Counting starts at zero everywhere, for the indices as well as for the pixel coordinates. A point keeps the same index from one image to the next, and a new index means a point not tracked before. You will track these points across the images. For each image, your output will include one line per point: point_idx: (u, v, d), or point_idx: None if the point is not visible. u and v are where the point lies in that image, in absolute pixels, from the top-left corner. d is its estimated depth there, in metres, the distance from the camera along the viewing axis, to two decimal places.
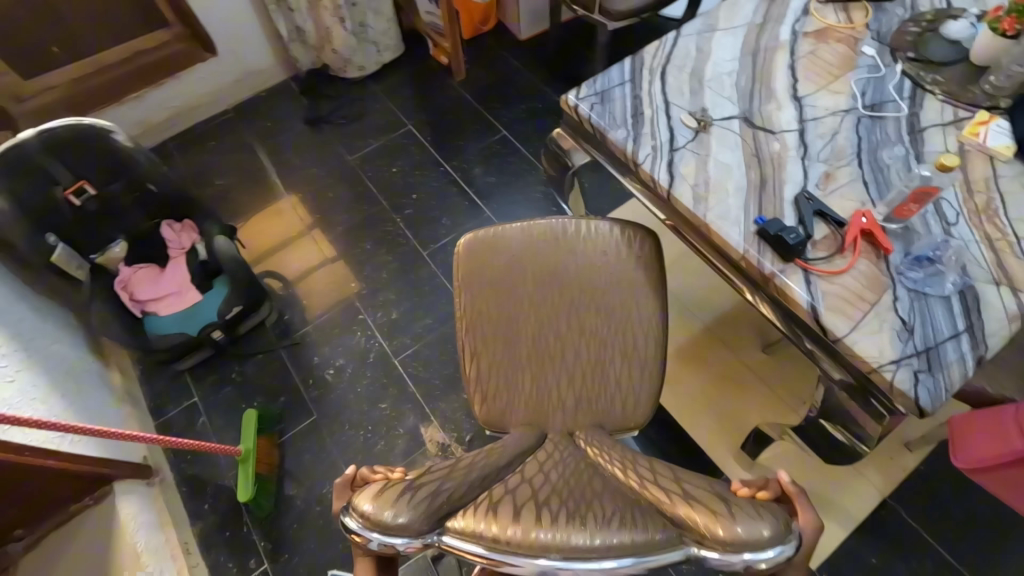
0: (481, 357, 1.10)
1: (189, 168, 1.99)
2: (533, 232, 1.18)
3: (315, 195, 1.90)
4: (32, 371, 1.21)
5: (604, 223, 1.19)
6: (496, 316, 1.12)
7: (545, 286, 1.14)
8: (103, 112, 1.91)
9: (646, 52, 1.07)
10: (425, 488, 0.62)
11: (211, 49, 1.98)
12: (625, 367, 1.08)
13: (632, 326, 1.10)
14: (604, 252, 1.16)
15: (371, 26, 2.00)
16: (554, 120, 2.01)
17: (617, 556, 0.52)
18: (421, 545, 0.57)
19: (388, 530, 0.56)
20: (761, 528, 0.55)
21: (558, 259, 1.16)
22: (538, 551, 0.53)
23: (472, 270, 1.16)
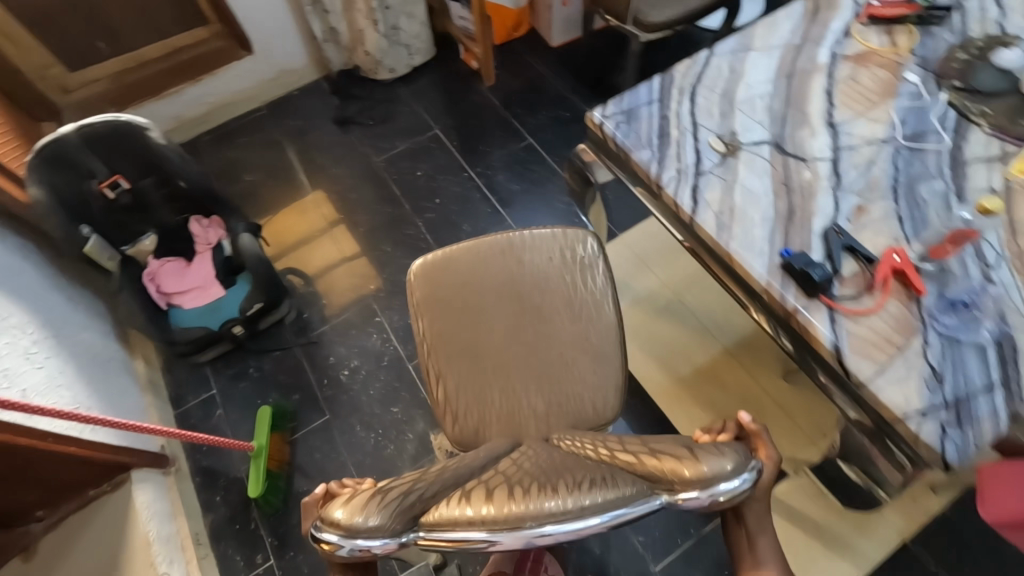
0: (447, 380, 1.18)
1: (220, 163, 2.04)
2: (479, 252, 1.26)
3: (340, 195, 1.92)
4: (59, 358, 1.25)
5: (549, 231, 1.28)
6: (457, 337, 1.20)
7: (498, 301, 1.23)
8: (143, 105, 1.99)
9: (676, 71, 1.05)
10: (395, 494, 0.62)
11: (248, 49, 2.03)
12: (586, 361, 1.18)
13: (585, 319, 1.20)
14: (548, 257, 1.25)
15: (404, 29, 2.01)
16: (582, 130, 1.99)
17: (596, 512, 0.54)
18: (398, 545, 0.57)
19: (364, 534, 0.56)
20: (724, 466, 0.58)
21: (506, 272, 1.25)
22: (517, 523, 0.54)
23: (424, 296, 1.24)
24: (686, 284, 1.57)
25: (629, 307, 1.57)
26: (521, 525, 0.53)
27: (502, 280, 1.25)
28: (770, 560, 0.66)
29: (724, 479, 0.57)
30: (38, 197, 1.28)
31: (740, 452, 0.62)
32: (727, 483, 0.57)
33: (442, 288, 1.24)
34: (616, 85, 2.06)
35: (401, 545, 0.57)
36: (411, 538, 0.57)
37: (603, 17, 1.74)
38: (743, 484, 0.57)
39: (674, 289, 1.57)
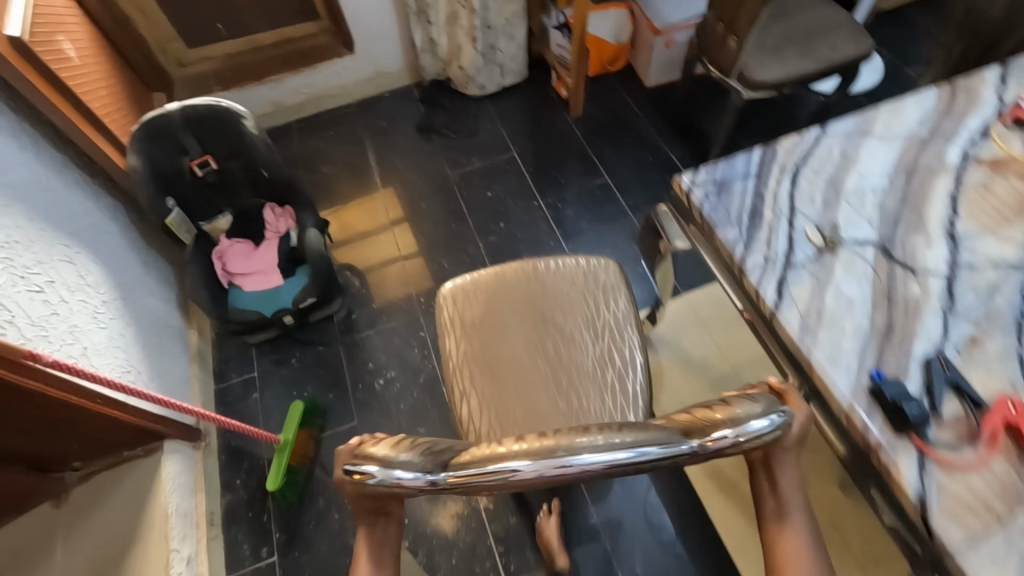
0: (471, 394, 1.30)
1: (304, 151, 2.11)
2: (505, 279, 1.42)
3: (410, 202, 1.94)
4: (122, 319, 1.31)
5: (571, 260, 1.43)
6: (484, 354, 1.35)
7: (521, 322, 1.37)
8: (245, 87, 2.07)
9: (780, 146, 0.97)
10: (425, 443, 0.70)
11: (349, 47, 2.08)
12: (602, 376, 1.30)
13: (602, 339, 1.34)
14: (568, 283, 1.41)
15: (501, 50, 2.02)
16: (662, 176, 1.92)
17: (624, 449, 0.63)
18: (427, 483, 0.63)
19: (399, 465, 0.64)
20: (752, 410, 0.67)
21: (529, 296, 1.40)
22: (548, 453, 0.62)
23: (454, 316, 1.39)
24: (746, 360, 1.47)
25: (679, 372, 1.48)
26: (555, 452, 0.62)
27: (526, 303, 1.39)
28: (798, 510, 0.69)
29: (751, 422, 0.66)
30: (135, 167, 1.35)
31: (770, 395, 0.72)
32: (754, 425, 0.65)
33: (470, 310, 1.39)
34: (706, 136, 1.98)
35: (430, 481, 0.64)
36: (438, 476, 0.64)
37: (705, 66, 1.68)
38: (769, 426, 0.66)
39: (732, 363, 1.47)
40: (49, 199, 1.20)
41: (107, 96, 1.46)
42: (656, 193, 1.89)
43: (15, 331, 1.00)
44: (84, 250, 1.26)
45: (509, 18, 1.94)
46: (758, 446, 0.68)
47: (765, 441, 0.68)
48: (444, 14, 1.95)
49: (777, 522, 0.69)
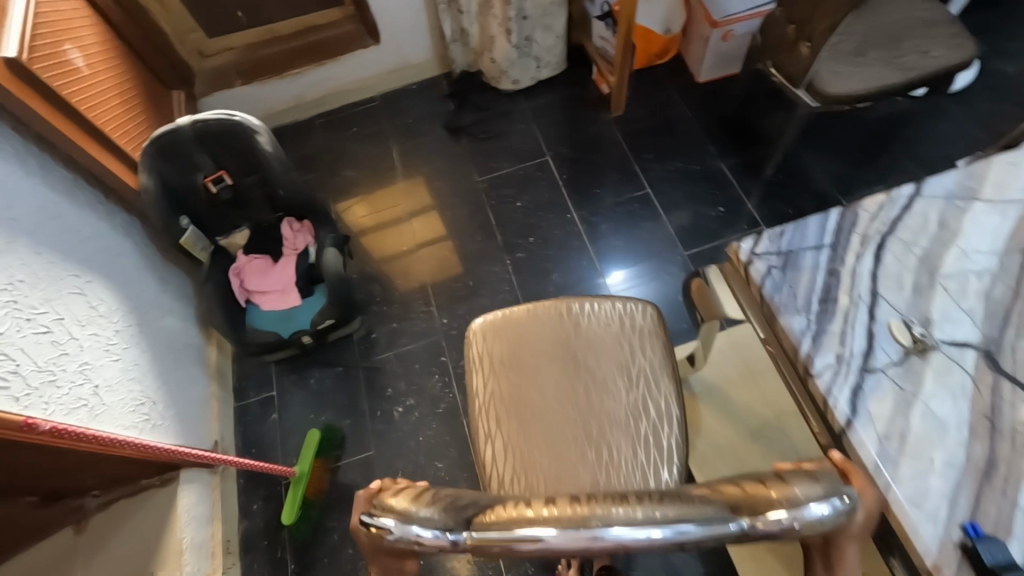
0: (497, 436, 1.15)
1: (327, 150, 2.01)
2: (537, 315, 1.25)
3: (435, 211, 1.83)
4: (136, 347, 1.27)
5: (609, 301, 1.26)
6: (511, 394, 1.19)
7: (553, 362, 1.20)
8: (266, 82, 1.96)
9: (862, 208, 0.81)
10: (448, 497, 0.61)
11: (375, 37, 1.95)
12: (635, 430, 1.13)
13: (637, 388, 1.16)
14: (605, 324, 1.23)
15: (537, 42, 1.85)
16: (709, 190, 1.75)
17: (663, 527, 0.51)
18: (446, 544, 0.54)
19: (418, 522, 0.55)
20: (815, 489, 0.53)
21: (561, 337, 1.23)
22: (580, 523, 0.51)
23: (483, 352, 1.23)
24: None
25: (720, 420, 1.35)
26: (586, 523, 0.51)
27: (558, 344, 1.22)
28: None
29: (810, 506, 0.52)
30: (148, 186, 1.28)
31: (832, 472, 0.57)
32: (816, 511, 0.52)
33: (499, 347, 1.23)
34: (761, 142, 1.78)
35: (450, 542, 0.54)
36: (460, 537, 0.55)
37: (767, 68, 1.48)
38: (835, 512, 0.52)
39: None
40: (58, 225, 1.15)
41: (119, 106, 1.38)
42: (702, 209, 1.72)
43: (19, 381, 0.96)
44: (95, 278, 1.21)
45: (546, 7, 1.76)
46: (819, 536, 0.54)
47: (830, 529, 0.54)
48: (475, 3, 1.78)
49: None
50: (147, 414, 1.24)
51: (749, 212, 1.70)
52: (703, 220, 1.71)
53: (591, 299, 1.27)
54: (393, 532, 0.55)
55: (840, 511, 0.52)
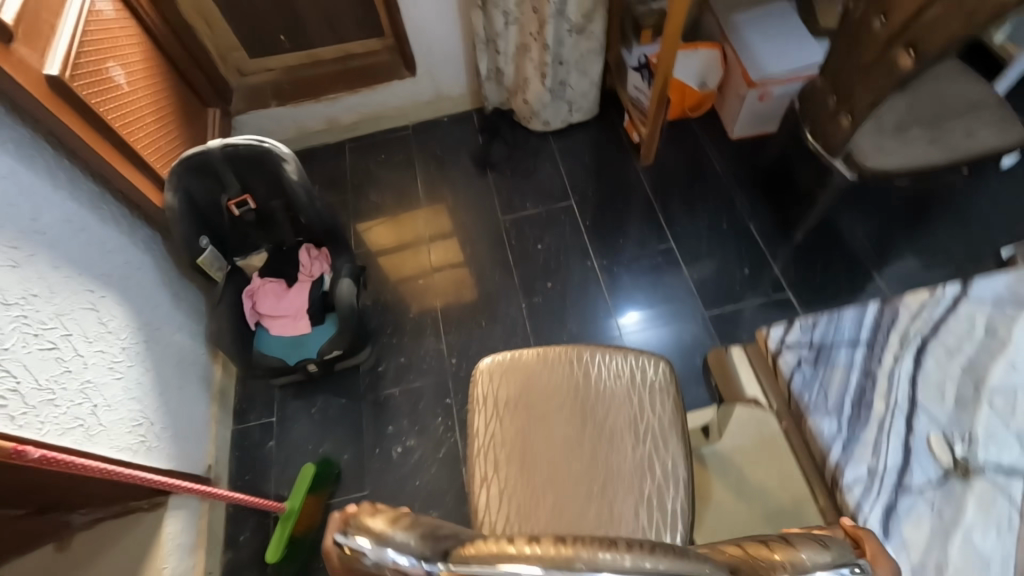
0: (494, 481, 1.09)
1: (353, 175, 2.02)
2: (547, 360, 1.18)
3: (454, 246, 1.81)
4: (142, 365, 1.26)
5: (622, 351, 1.19)
6: (513, 441, 1.12)
7: (558, 410, 1.14)
8: (300, 104, 1.98)
9: (904, 305, 0.77)
10: (429, 522, 0.56)
11: (411, 69, 1.96)
12: (639, 491, 1.06)
13: (643, 444, 1.09)
14: (617, 376, 1.16)
15: (571, 86, 1.84)
16: (736, 249, 1.70)
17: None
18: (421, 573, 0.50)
19: (394, 547, 0.51)
20: (824, 555, 0.52)
21: (570, 385, 1.15)
22: (564, 565, 0.46)
23: (487, 394, 1.17)
24: None
25: None
26: (572, 566, 0.45)
27: (565, 391, 1.15)
28: None
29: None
30: (172, 204, 1.28)
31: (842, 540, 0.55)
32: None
33: (504, 390, 1.16)
34: (794, 205, 1.73)
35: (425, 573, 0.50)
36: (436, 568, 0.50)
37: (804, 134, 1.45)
38: None
39: None
40: (83, 239, 1.16)
41: (153, 124, 1.40)
42: (727, 268, 1.68)
43: (18, 400, 0.94)
44: (110, 293, 1.21)
45: (584, 54, 1.76)
46: None
47: None
48: (513, 44, 1.79)
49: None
50: (144, 436, 1.21)
51: (776, 275, 1.65)
52: (727, 279, 1.66)
53: (603, 346, 1.20)
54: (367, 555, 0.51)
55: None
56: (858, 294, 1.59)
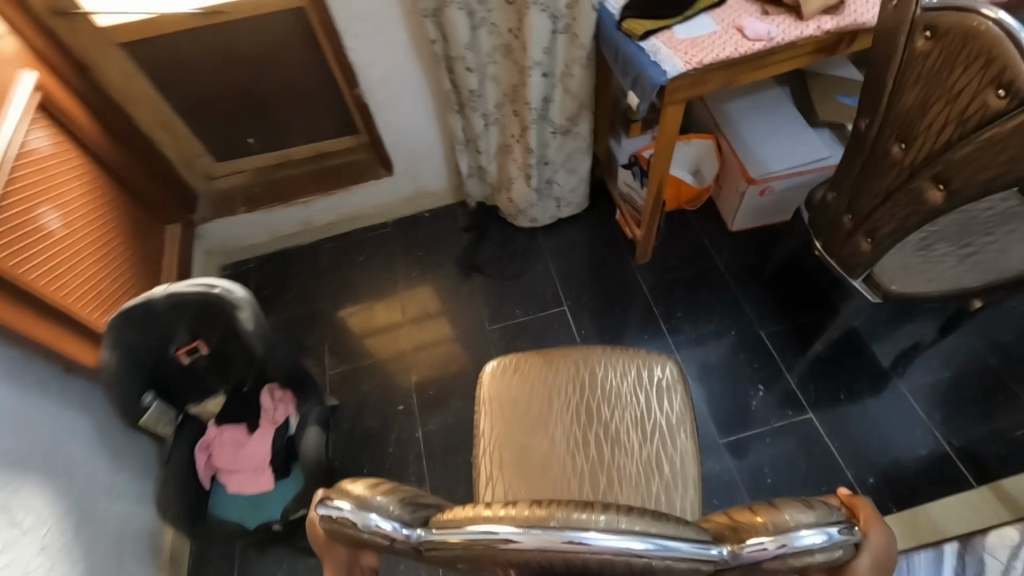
0: (498, 481, 1.10)
1: (329, 282, 1.87)
2: (553, 362, 1.20)
3: (440, 365, 1.66)
4: (66, 561, 1.06)
5: (628, 353, 1.20)
6: (519, 441, 1.13)
7: (564, 410, 1.15)
8: (270, 211, 1.85)
9: None
10: (408, 493, 0.67)
11: (388, 167, 1.84)
12: (646, 489, 1.07)
13: (650, 442, 1.10)
14: (623, 377, 1.17)
15: (558, 184, 1.72)
16: (747, 361, 1.55)
17: (646, 541, 0.51)
18: (403, 537, 0.60)
19: (375, 511, 0.62)
20: (806, 515, 0.59)
21: (575, 386, 1.17)
22: (539, 523, 0.51)
23: (493, 395, 1.19)
24: None
25: None
26: (543, 523, 0.51)
27: (570, 391, 1.17)
28: None
29: (802, 535, 0.57)
30: (109, 362, 1.12)
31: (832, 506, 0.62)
32: (805, 539, 0.57)
33: (510, 392, 1.18)
34: (810, 309, 1.59)
35: (404, 535, 0.60)
36: (414, 532, 0.60)
37: (812, 240, 1.32)
38: (825, 540, 0.56)
39: None
40: None
41: (92, 267, 1.25)
42: (738, 384, 1.52)
43: None
44: (31, 479, 1.03)
45: (570, 153, 1.64)
46: (816, 566, 0.59)
47: (827, 560, 0.58)
48: (495, 143, 1.67)
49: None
50: None
51: (794, 391, 1.49)
52: (740, 398, 1.50)
53: (609, 350, 1.21)
54: (351, 515, 0.62)
55: (834, 542, 0.57)
56: (887, 415, 1.42)
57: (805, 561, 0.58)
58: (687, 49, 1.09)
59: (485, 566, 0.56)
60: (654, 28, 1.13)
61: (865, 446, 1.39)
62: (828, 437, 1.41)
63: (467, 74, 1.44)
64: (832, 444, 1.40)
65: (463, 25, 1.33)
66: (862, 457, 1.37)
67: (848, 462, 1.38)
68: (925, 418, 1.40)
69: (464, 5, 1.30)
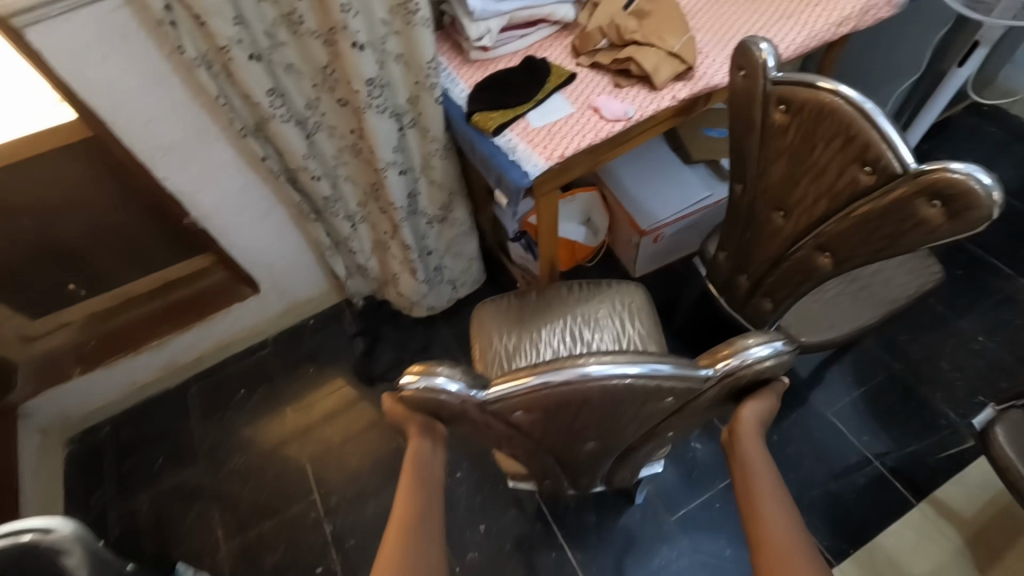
0: None
1: (206, 430, 1.58)
2: (533, 299, 1.24)
3: (356, 505, 1.45)
4: None
5: (599, 283, 1.25)
6: (511, 368, 1.15)
7: (549, 337, 1.18)
8: (114, 364, 1.52)
9: None
10: None
11: (253, 285, 1.58)
12: None
13: None
14: (598, 303, 1.22)
15: (448, 268, 1.57)
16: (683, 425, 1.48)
17: (639, 366, 0.57)
18: (471, 398, 0.59)
19: (444, 377, 0.59)
20: (759, 337, 0.61)
21: (557, 315, 1.21)
22: (567, 366, 0.56)
23: (482, 331, 1.21)
24: None
25: None
26: (570, 364, 0.56)
27: (553, 320, 1.20)
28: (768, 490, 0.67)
29: (755, 349, 0.60)
30: None
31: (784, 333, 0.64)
32: (757, 352, 0.60)
33: (499, 327, 1.20)
34: None
35: (474, 395, 0.58)
36: (483, 391, 0.59)
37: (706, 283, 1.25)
38: (778, 352, 0.61)
39: None
40: None
41: None
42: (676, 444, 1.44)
43: None
44: None
45: (453, 239, 1.51)
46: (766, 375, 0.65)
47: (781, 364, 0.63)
48: (369, 240, 1.48)
49: (745, 474, 0.69)
50: None
51: None
52: (681, 464, 1.42)
53: (580, 283, 1.26)
54: (423, 390, 0.59)
55: (782, 352, 0.61)
56: (821, 449, 1.40)
57: (759, 374, 0.63)
58: (544, 141, 1.00)
59: (528, 417, 0.61)
60: (506, 120, 1.02)
61: (811, 488, 1.35)
62: None
63: (315, 183, 1.26)
64: None
65: (296, 137, 1.15)
66: (810, 491, 1.35)
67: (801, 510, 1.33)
68: (854, 441, 1.40)
69: (291, 116, 1.13)
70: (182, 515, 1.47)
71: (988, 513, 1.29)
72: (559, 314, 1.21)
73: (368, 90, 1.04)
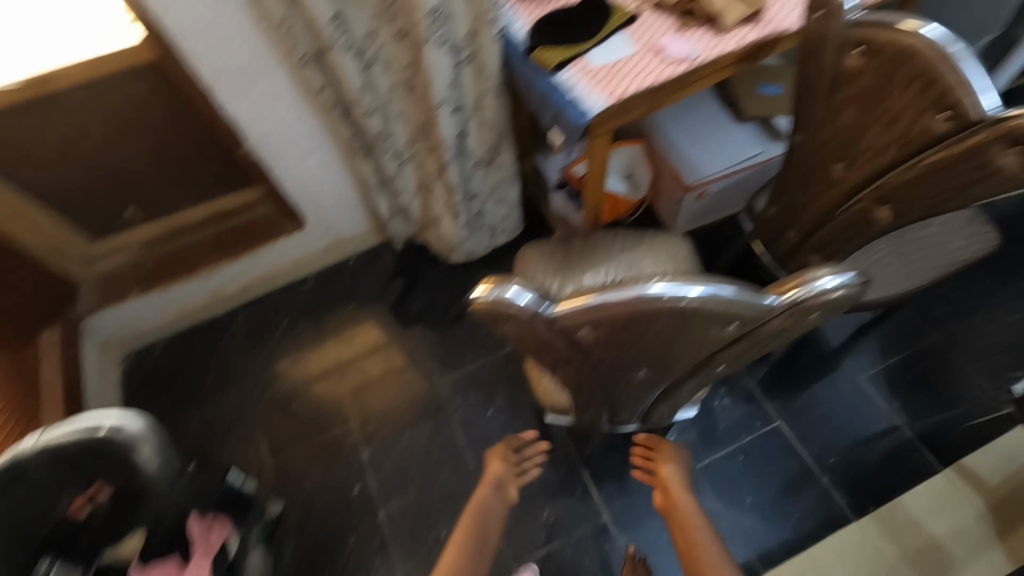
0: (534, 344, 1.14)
1: (251, 357, 1.66)
2: (579, 245, 1.26)
3: (391, 433, 1.52)
4: None
5: (645, 235, 1.26)
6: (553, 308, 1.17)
7: (593, 282, 1.20)
8: (169, 287, 1.61)
9: None
10: None
11: (298, 220, 1.62)
12: None
13: None
14: (643, 253, 1.23)
15: (489, 214, 1.58)
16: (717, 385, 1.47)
17: (703, 286, 0.59)
18: (538, 311, 0.61)
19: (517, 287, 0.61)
20: (826, 270, 0.63)
21: (602, 262, 1.23)
22: (634, 287, 0.59)
23: (527, 271, 1.24)
24: None
25: None
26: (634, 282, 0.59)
27: (597, 265, 1.22)
28: None
29: (825, 280, 0.62)
30: None
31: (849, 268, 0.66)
32: (826, 283, 0.62)
33: (543, 268, 1.23)
34: None
35: (543, 307, 0.61)
36: (550, 304, 0.61)
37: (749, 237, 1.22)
38: (846, 283, 0.62)
39: None
40: None
41: None
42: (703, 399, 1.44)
43: None
44: None
45: (496, 184, 1.51)
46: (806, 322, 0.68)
47: (848, 296, 0.64)
48: (413, 181, 1.49)
49: None
50: None
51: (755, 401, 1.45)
52: (704, 418, 1.44)
53: (626, 233, 1.27)
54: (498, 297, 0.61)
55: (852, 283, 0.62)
56: (849, 412, 1.42)
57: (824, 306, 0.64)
58: (607, 79, 0.99)
59: (589, 333, 0.64)
60: (567, 57, 1.01)
61: (834, 448, 1.38)
62: (797, 444, 1.39)
63: (368, 117, 1.27)
64: (806, 453, 1.38)
65: (353, 67, 1.16)
66: (833, 451, 1.38)
67: (823, 468, 1.36)
68: (882, 407, 1.41)
69: (350, 46, 1.13)
70: (230, 433, 1.57)
71: (1014, 481, 1.30)
72: (604, 261, 1.23)
73: (429, 21, 1.04)
